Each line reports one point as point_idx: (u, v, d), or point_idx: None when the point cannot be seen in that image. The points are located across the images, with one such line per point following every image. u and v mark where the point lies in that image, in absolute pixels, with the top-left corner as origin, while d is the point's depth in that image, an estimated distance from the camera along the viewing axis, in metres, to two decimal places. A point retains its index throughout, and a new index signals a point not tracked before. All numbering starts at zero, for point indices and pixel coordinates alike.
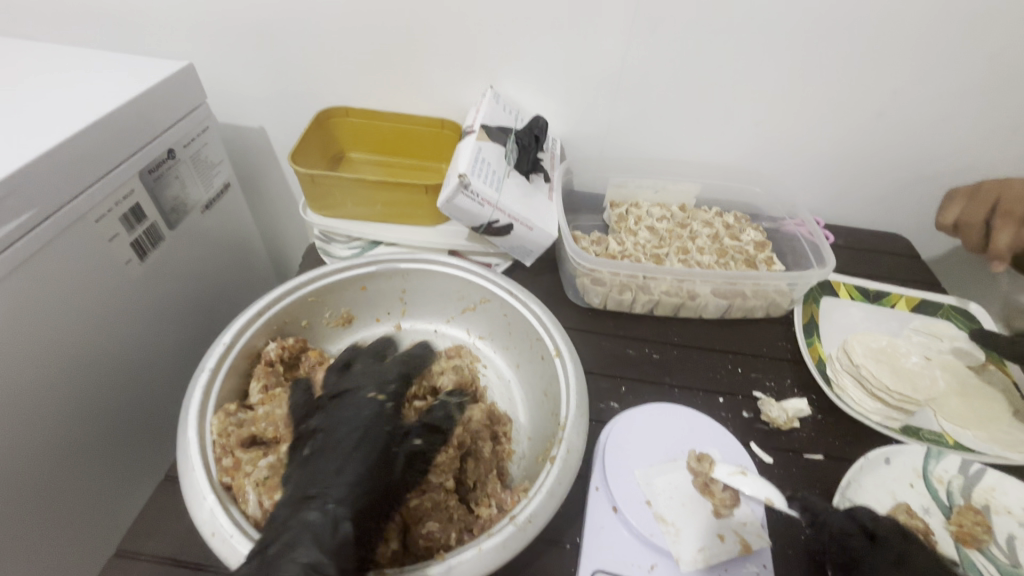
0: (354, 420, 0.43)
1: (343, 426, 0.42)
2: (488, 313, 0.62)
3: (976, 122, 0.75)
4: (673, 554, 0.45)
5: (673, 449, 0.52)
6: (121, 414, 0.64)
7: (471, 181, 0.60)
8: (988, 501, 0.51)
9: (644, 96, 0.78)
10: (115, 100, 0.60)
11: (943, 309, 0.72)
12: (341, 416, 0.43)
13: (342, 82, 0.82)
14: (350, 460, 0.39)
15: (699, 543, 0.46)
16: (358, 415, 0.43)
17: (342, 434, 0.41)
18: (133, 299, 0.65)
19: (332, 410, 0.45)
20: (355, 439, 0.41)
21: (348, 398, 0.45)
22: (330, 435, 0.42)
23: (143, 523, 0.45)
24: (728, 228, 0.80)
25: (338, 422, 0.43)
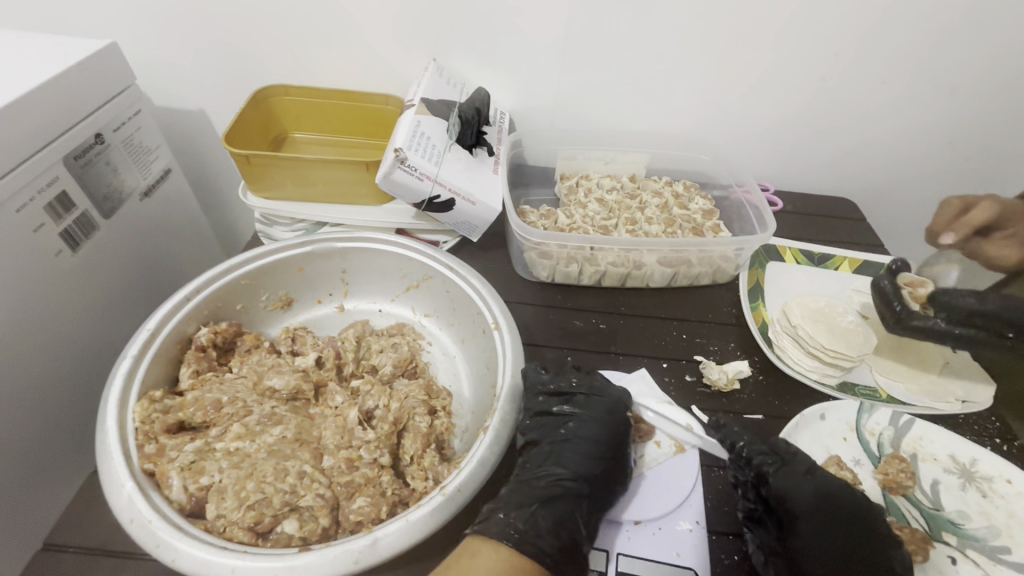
0: (609, 422, 0.48)
1: (597, 424, 0.48)
2: (431, 289, 0.62)
3: (914, 85, 0.76)
4: None
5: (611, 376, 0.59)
6: (54, 409, 0.62)
7: (408, 156, 0.60)
8: (916, 450, 0.54)
9: (590, 66, 0.77)
10: (32, 82, 0.57)
11: (883, 269, 0.74)
12: (593, 413, 0.49)
13: (281, 59, 0.79)
14: (602, 457, 0.47)
15: (638, 451, 0.52)
16: (613, 414, 0.49)
17: (595, 432, 0.48)
18: (64, 292, 0.63)
19: (580, 402, 0.50)
20: (604, 442, 0.47)
21: (606, 396, 0.50)
22: (584, 429, 0.48)
23: (70, 516, 0.44)
24: (677, 197, 0.80)
25: (592, 416, 0.49)
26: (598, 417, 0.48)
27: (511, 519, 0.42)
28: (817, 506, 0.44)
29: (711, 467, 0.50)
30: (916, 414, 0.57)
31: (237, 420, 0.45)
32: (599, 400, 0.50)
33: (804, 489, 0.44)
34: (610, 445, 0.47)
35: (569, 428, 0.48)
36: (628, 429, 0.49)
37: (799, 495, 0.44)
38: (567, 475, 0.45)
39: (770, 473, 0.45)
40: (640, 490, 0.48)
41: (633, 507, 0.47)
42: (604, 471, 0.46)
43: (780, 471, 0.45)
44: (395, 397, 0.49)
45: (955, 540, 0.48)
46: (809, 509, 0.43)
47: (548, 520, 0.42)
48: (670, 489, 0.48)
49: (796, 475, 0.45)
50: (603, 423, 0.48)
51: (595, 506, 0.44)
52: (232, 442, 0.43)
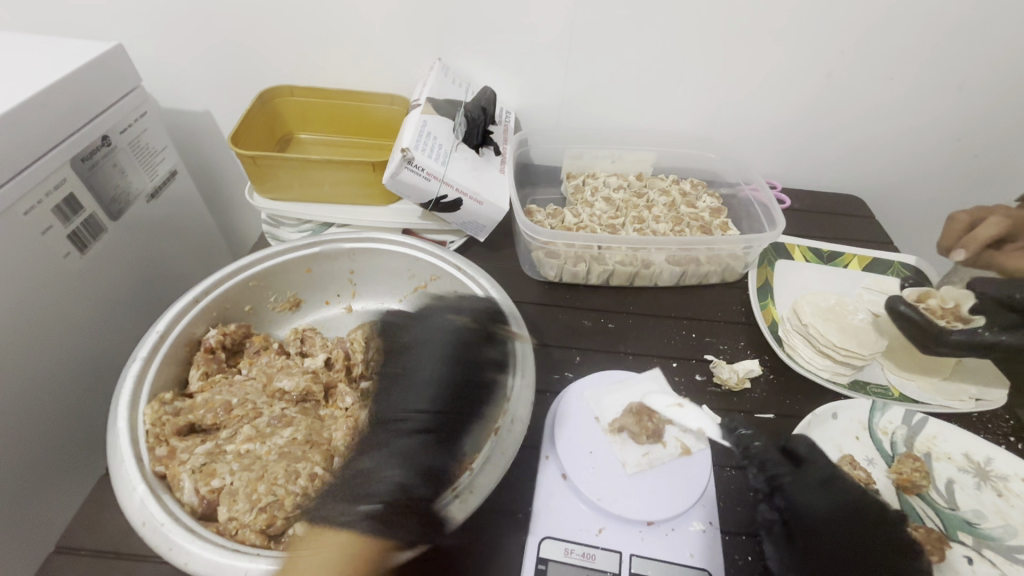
0: (432, 354, 0.49)
1: (429, 359, 0.48)
2: (439, 289, 0.61)
3: (922, 81, 0.76)
4: (621, 462, 0.49)
5: (622, 373, 0.57)
6: (62, 412, 0.62)
7: (415, 155, 0.59)
8: (930, 449, 0.53)
9: (595, 63, 0.76)
10: (38, 85, 0.58)
11: (894, 266, 0.74)
12: (425, 347, 0.49)
13: (286, 59, 0.79)
14: (437, 388, 0.46)
15: (643, 450, 0.50)
16: (437, 349, 0.49)
17: (418, 368, 0.48)
18: (72, 294, 0.63)
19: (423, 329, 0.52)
20: (433, 379, 0.47)
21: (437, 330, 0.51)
22: (415, 364, 0.48)
23: (83, 519, 0.44)
24: (685, 195, 0.80)
25: (422, 351, 0.49)
26: (438, 350, 0.49)
27: (363, 495, 0.39)
28: (831, 516, 0.45)
29: (724, 467, 0.50)
30: (930, 413, 0.57)
31: (248, 422, 0.45)
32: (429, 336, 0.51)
33: (817, 499, 0.46)
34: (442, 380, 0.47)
35: (404, 358, 0.50)
36: (466, 359, 0.48)
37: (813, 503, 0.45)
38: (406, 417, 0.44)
39: (786, 482, 0.47)
40: (651, 489, 0.47)
41: (645, 508, 0.46)
42: (439, 391, 0.46)
43: (795, 479, 0.47)
44: None
45: (971, 539, 0.47)
46: (823, 518, 0.45)
47: (375, 481, 0.40)
48: (682, 491, 0.47)
49: (812, 483, 0.47)
50: (427, 359, 0.48)
51: (428, 446, 0.43)
52: (242, 444, 0.43)
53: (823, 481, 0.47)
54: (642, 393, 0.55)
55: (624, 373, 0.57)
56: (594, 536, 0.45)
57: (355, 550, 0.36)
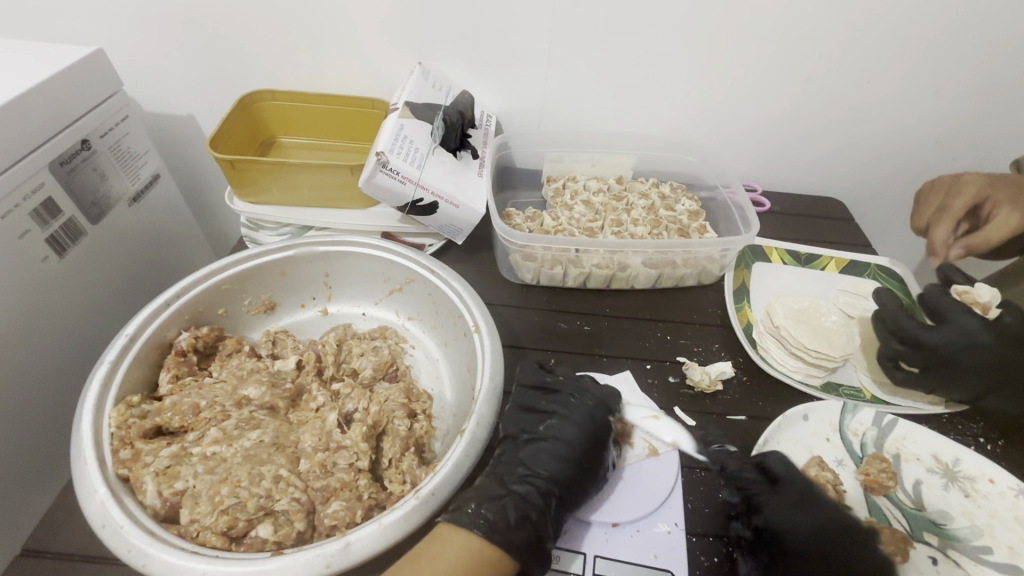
0: (582, 428, 0.48)
1: (571, 426, 0.48)
2: (414, 293, 0.62)
3: (898, 85, 0.77)
4: None
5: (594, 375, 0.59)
6: (38, 415, 0.62)
7: (390, 159, 0.60)
8: (899, 450, 0.54)
9: (575, 68, 0.77)
10: (16, 89, 0.58)
11: (870, 269, 0.74)
12: (570, 417, 0.49)
13: (268, 64, 0.79)
14: (568, 458, 0.46)
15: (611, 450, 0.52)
16: (581, 427, 0.48)
17: (566, 435, 0.47)
18: (51, 298, 0.63)
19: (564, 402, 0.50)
20: (571, 452, 0.47)
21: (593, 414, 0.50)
22: (558, 434, 0.48)
23: (50, 522, 0.44)
24: (664, 199, 0.80)
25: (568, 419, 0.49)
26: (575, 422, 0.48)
27: (481, 511, 0.41)
28: (811, 537, 0.43)
29: (693, 469, 0.51)
30: (900, 414, 0.57)
31: (215, 425, 0.45)
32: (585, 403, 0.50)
33: (795, 519, 0.44)
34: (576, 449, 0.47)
35: (549, 427, 0.48)
36: (598, 433, 0.48)
37: (792, 524, 0.44)
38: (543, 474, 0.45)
39: (761, 501, 0.45)
40: (620, 491, 0.48)
41: (612, 509, 0.47)
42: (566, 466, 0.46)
43: (769, 498, 0.45)
44: (375, 400, 0.49)
45: (937, 540, 0.48)
46: (806, 539, 0.43)
47: (519, 511, 0.42)
48: (649, 492, 0.48)
49: (790, 504, 0.45)
50: (562, 439, 0.47)
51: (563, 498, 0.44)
52: (208, 446, 0.43)
53: (797, 503, 0.45)
54: None
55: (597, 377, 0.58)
56: (561, 538, 0.45)
57: (485, 559, 0.38)
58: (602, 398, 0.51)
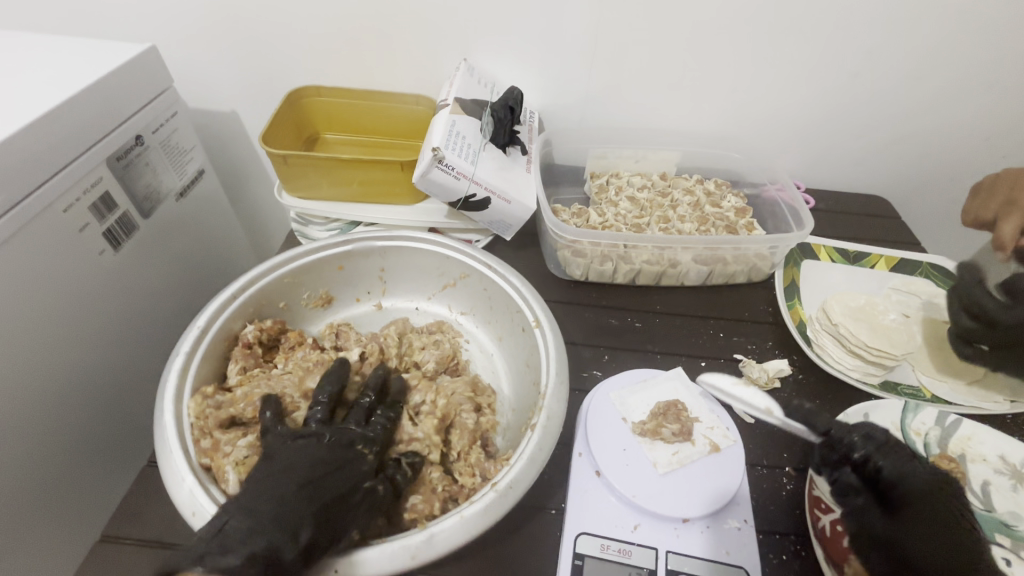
0: (333, 444, 0.41)
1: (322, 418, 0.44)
2: (467, 288, 0.62)
3: (948, 80, 0.75)
4: (651, 460, 0.49)
5: (643, 372, 0.57)
6: (99, 406, 0.63)
7: (445, 155, 0.60)
8: (965, 450, 0.53)
9: (619, 64, 0.77)
10: (77, 85, 0.59)
11: (922, 267, 0.73)
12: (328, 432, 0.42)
13: (314, 61, 0.80)
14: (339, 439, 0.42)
15: (672, 448, 0.50)
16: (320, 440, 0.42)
17: (319, 448, 0.41)
18: (109, 290, 0.64)
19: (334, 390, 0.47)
20: (320, 460, 0.40)
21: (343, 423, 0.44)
22: (307, 446, 0.41)
23: (127, 509, 0.45)
24: (709, 195, 0.80)
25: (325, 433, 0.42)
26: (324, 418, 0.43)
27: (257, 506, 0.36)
28: (935, 488, 0.40)
29: (755, 466, 0.50)
30: (962, 414, 0.56)
31: (287, 416, 0.46)
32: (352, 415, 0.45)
33: (915, 469, 0.41)
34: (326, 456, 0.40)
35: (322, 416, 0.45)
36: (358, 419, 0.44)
37: (914, 472, 0.41)
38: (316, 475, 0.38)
39: (876, 453, 0.42)
40: (687, 486, 0.47)
41: (680, 505, 0.46)
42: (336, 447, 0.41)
43: (885, 449, 0.42)
44: (442, 393, 0.50)
45: (1009, 541, 0.47)
46: (927, 487, 0.40)
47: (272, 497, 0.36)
48: (717, 487, 0.47)
49: (903, 456, 0.42)
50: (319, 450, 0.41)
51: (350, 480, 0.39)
52: (283, 437, 0.44)
53: (913, 455, 0.43)
54: (666, 391, 0.55)
55: (654, 373, 0.57)
56: (629, 532, 0.45)
57: None
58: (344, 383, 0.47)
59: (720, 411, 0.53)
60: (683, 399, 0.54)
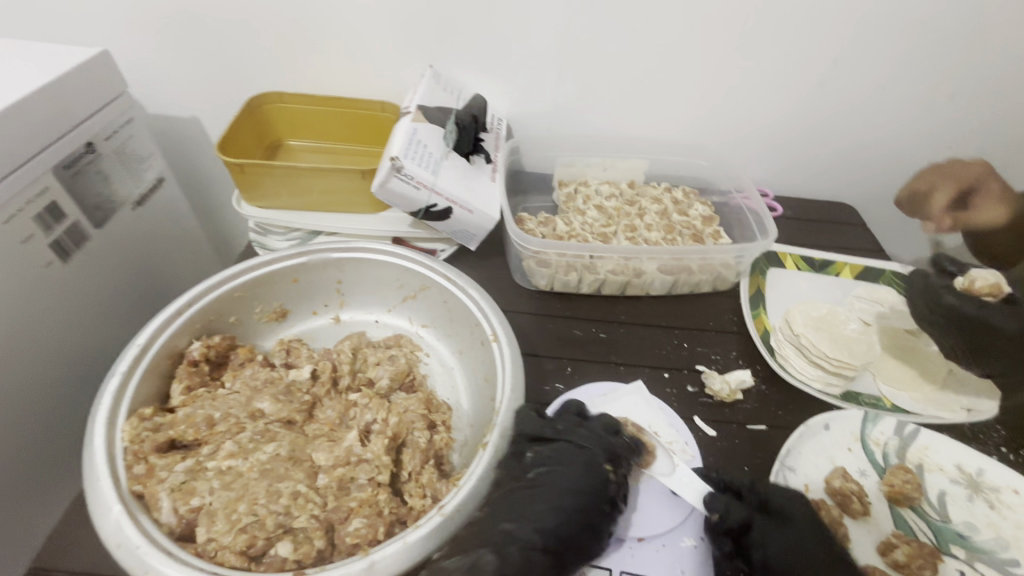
0: (581, 477, 0.44)
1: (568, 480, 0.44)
2: (427, 301, 0.61)
3: (910, 89, 0.76)
4: None
5: (604, 387, 0.57)
6: (42, 425, 0.61)
7: (404, 164, 0.59)
8: (921, 460, 0.53)
9: (586, 71, 0.76)
10: (21, 90, 0.56)
11: (885, 275, 0.73)
12: (564, 464, 0.45)
13: (276, 66, 0.78)
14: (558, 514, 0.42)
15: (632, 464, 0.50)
16: (586, 474, 0.44)
17: (564, 484, 0.44)
18: (54, 305, 0.62)
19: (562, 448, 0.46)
20: (568, 500, 0.43)
21: (588, 455, 0.46)
22: (553, 479, 0.44)
23: (59, 538, 0.43)
24: (676, 204, 0.80)
25: (567, 463, 0.45)
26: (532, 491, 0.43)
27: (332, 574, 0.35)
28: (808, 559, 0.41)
29: None
30: (920, 423, 0.57)
31: (230, 438, 0.44)
32: (600, 440, 0.48)
33: (785, 541, 0.42)
34: (596, 490, 0.44)
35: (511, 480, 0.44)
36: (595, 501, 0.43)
37: (759, 523, 0.43)
38: (558, 512, 0.42)
39: (755, 524, 0.43)
40: (641, 504, 0.47)
41: (636, 524, 0.46)
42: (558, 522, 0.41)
43: (762, 520, 0.44)
44: (394, 411, 0.48)
45: (964, 552, 0.47)
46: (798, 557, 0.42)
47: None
48: (673, 503, 0.47)
49: (774, 525, 0.43)
50: (585, 487, 0.44)
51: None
52: (223, 460, 0.42)
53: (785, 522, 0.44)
54: (627, 406, 0.56)
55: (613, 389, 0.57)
56: None
57: None
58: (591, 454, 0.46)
59: (679, 426, 0.54)
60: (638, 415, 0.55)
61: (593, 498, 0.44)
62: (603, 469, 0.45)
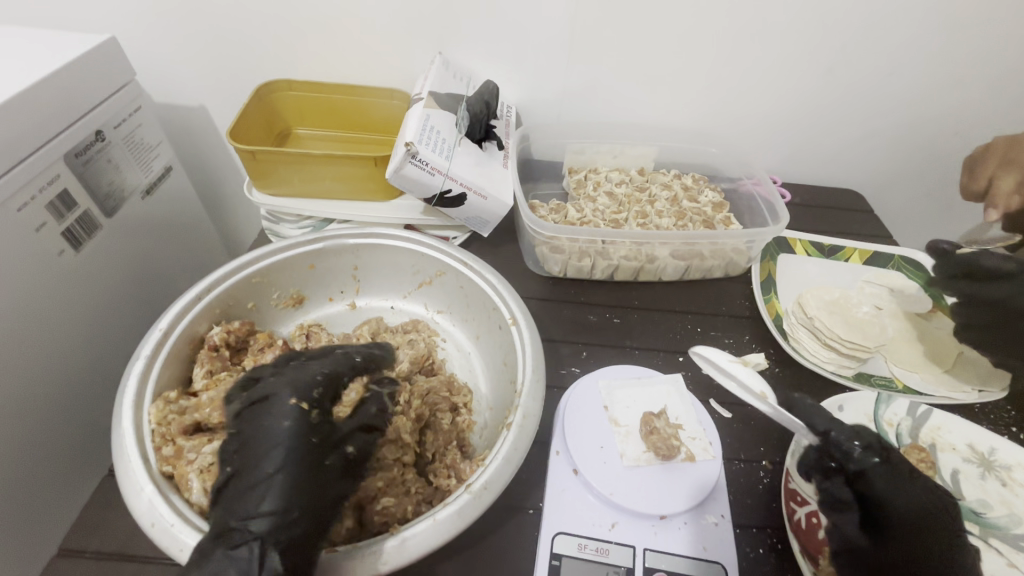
0: (271, 434, 0.37)
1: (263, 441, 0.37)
2: (444, 286, 0.61)
3: (918, 76, 0.76)
4: (620, 450, 0.49)
5: (641, 371, 0.57)
6: (59, 414, 0.61)
7: (418, 150, 0.59)
8: (935, 440, 0.54)
9: (595, 58, 0.76)
10: (30, 76, 0.56)
11: (894, 260, 0.74)
12: (257, 427, 0.38)
13: (284, 53, 0.78)
14: (277, 457, 0.36)
15: (645, 447, 0.49)
16: (275, 425, 0.38)
17: (260, 451, 0.37)
18: (69, 295, 0.62)
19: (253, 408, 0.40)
20: (252, 449, 0.37)
21: (271, 402, 0.39)
22: (251, 433, 0.38)
23: (88, 522, 0.43)
24: (686, 190, 0.80)
25: (256, 425, 0.38)
26: (294, 431, 0.37)
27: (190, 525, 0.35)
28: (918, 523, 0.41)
29: (733, 460, 0.51)
30: (932, 404, 0.57)
31: None
32: (294, 381, 0.41)
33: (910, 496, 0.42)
34: (292, 447, 0.37)
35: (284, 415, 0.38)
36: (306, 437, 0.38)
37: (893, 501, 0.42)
38: (263, 485, 0.35)
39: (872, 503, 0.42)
40: (665, 482, 0.47)
41: (658, 501, 0.46)
42: (297, 483, 0.36)
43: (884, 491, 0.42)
44: (417, 393, 0.49)
45: (978, 528, 0.48)
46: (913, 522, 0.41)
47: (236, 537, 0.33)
48: (695, 483, 0.47)
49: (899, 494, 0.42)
50: (271, 431, 0.38)
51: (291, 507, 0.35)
52: None
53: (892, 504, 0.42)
54: (657, 394, 0.55)
55: (645, 372, 0.57)
56: (607, 531, 0.45)
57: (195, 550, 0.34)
58: (298, 389, 0.40)
59: (708, 423, 0.52)
60: (669, 407, 0.53)
61: (289, 448, 0.37)
62: (288, 410, 0.38)
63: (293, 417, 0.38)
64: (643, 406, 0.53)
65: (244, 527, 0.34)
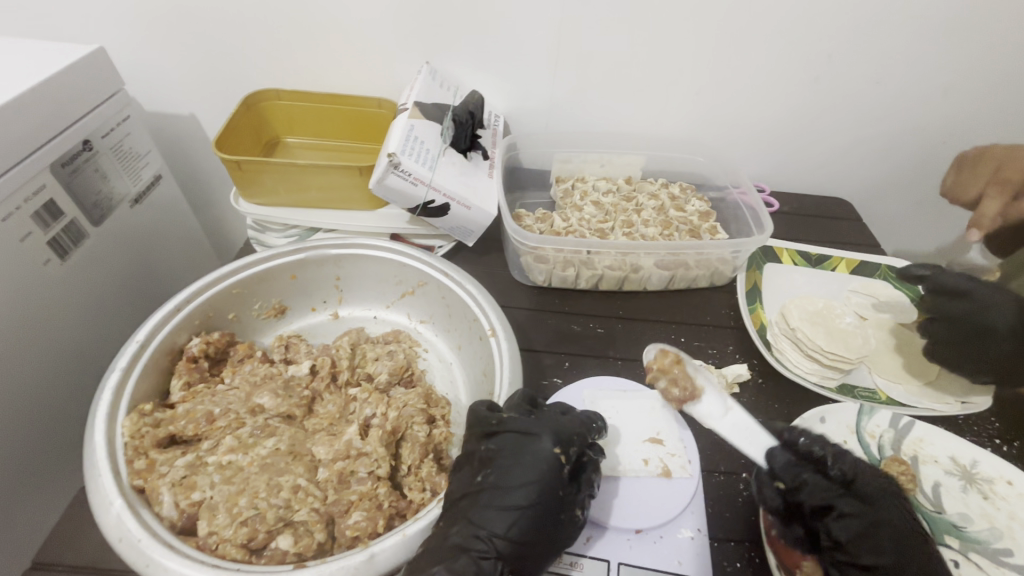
0: (532, 465, 0.40)
1: (522, 476, 0.39)
2: (426, 296, 0.61)
3: (905, 87, 0.77)
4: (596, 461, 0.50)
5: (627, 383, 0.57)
6: (40, 422, 0.61)
7: (402, 161, 0.59)
8: (917, 452, 0.53)
9: (582, 69, 0.76)
10: (18, 87, 0.56)
11: (881, 269, 0.74)
12: (514, 456, 0.40)
13: (274, 63, 0.78)
14: (536, 490, 0.39)
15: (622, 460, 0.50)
16: (538, 457, 0.40)
17: (518, 477, 0.39)
18: (53, 303, 0.62)
19: (503, 442, 0.42)
20: (515, 487, 0.39)
21: (531, 441, 0.41)
22: (499, 469, 0.40)
23: (61, 534, 0.43)
24: (673, 199, 0.80)
25: (511, 457, 0.40)
26: (536, 466, 0.40)
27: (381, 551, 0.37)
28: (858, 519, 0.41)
29: (713, 473, 0.51)
30: (916, 416, 0.57)
31: (230, 433, 0.45)
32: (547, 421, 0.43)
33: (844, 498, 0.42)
34: (541, 484, 0.39)
35: (505, 452, 0.41)
36: (555, 480, 0.40)
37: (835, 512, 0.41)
38: (509, 513, 0.38)
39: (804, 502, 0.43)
40: (638, 496, 0.48)
41: (634, 516, 0.46)
42: (536, 513, 0.38)
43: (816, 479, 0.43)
44: (393, 405, 0.49)
45: (958, 542, 0.48)
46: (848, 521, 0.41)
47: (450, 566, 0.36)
48: (671, 497, 0.47)
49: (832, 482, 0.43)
50: (533, 460, 0.40)
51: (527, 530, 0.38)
52: (224, 455, 0.43)
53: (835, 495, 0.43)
54: (641, 407, 0.55)
55: (631, 383, 0.57)
56: (583, 545, 0.45)
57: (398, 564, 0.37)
58: (554, 430, 0.42)
59: (690, 440, 0.52)
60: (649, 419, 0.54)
61: (539, 485, 0.39)
62: (548, 454, 0.40)
63: (552, 460, 0.40)
64: (623, 420, 0.53)
65: (487, 541, 0.37)
